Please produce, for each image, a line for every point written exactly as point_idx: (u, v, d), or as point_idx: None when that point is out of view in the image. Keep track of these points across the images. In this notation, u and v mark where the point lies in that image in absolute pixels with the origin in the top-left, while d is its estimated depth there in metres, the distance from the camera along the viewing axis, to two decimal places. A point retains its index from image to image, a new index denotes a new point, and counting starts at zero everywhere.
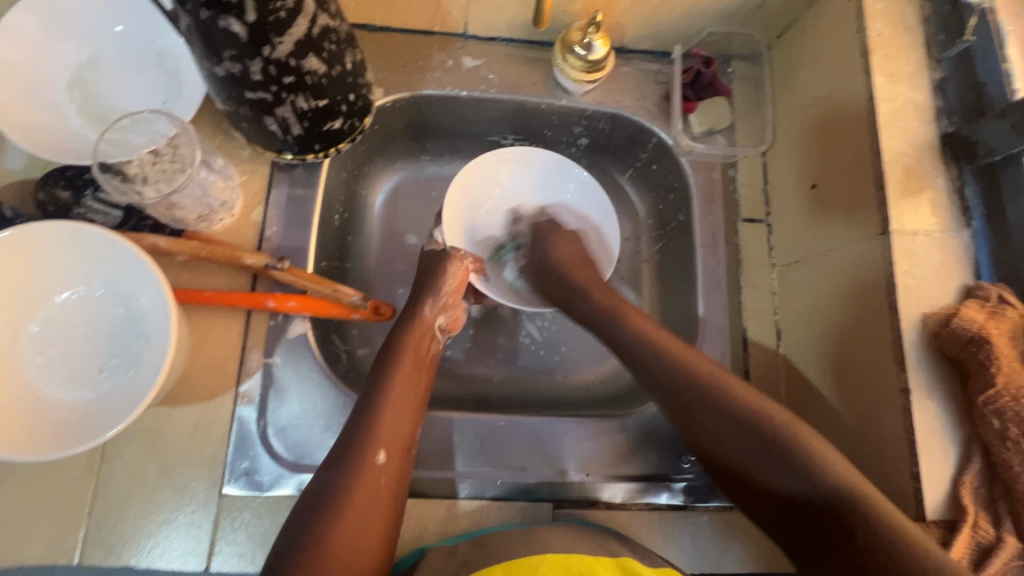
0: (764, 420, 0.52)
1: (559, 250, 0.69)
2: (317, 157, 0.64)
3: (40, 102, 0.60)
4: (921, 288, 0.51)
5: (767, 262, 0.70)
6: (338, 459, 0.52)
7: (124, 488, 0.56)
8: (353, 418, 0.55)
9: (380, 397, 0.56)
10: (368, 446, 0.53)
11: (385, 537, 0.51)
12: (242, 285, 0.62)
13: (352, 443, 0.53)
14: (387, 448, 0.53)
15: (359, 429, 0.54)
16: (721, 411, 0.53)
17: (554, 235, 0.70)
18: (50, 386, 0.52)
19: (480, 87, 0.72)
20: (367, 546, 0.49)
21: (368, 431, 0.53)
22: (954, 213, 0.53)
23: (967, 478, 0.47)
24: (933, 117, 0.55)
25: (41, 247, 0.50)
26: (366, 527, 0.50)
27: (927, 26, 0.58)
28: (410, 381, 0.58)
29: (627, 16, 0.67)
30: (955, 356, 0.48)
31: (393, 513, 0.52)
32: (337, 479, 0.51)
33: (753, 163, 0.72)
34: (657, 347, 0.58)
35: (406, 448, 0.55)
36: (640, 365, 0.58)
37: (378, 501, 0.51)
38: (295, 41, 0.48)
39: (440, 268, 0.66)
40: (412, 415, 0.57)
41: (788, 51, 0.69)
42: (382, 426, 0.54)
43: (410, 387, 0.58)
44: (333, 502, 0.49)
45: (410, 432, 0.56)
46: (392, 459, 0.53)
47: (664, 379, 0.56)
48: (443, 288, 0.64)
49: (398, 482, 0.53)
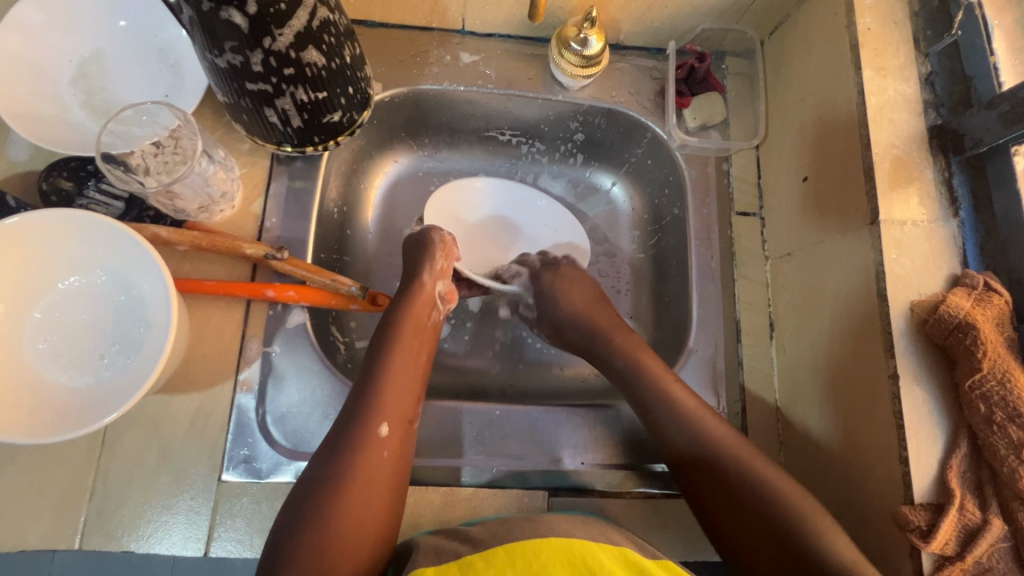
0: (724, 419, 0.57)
1: (572, 299, 0.69)
2: (317, 149, 0.65)
3: (44, 95, 0.61)
4: (910, 276, 0.52)
5: (760, 255, 0.70)
6: (344, 430, 0.53)
7: (124, 475, 0.57)
8: (359, 388, 0.56)
9: (387, 368, 0.57)
10: (370, 419, 0.54)
11: (391, 509, 0.52)
12: (242, 275, 0.63)
13: (357, 413, 0.54)
14: (388, 420, 0.54)
15: (364, 401, 0.55)
16: (705, 436, 0.57)
17: (567, 282, 0.70)
18: (52, 372, 0.53)
19: (477, 82, 0.73)
20: (376, 517, 0.51)
21: (373, 403, 0.55)
22: (941, 204, 0.54)
23: (955, 461, 0.47)
24: (921, 110, 0.56)
25: (44, 234, 0.51)
26: (375, 498, 0.51)
27: (916, 21, 0.59)
28: (410, 350, 0.60)
29: (622, 13, 0.69)
30: (941, 342, 0.49)
31: (399, 486, 0.53)
32: (343, 450, 0.52)
33: (747, 158, 0.74)
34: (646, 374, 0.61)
35: (408, 420, 0.56)
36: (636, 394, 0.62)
37: (383, 472, 0.52)
38: (295, 33, 0.49)
39: (425, 237, 0.66)
40: (415, 385, 0.59)
41: (780, 48, 0.70)
42: (388, 396, 0.56)
43: (413, 357, 0.60)
44: (342, 470, 0.51)
45: (411, 403, 0.57)
46: (395, 430, 0.55)
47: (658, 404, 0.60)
48: (436, 257, 0.65)
49: (402, 453, 0.54)
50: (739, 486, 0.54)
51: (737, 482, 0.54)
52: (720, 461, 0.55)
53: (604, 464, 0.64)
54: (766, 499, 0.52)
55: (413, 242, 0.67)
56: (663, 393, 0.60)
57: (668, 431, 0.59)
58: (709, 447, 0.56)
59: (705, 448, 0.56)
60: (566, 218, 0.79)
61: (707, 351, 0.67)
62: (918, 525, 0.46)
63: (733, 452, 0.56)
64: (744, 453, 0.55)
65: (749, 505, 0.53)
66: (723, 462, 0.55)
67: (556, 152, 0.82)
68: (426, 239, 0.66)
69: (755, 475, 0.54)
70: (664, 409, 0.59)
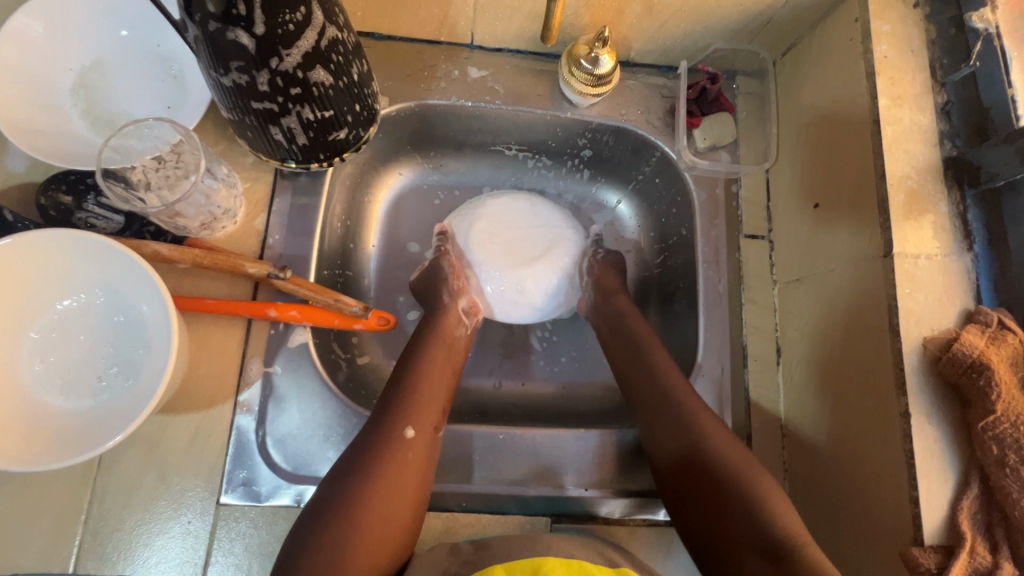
0: (728, 443, 0.56)
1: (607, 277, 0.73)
2: (322, 165, 0.64)
3: (43, 105, 0.59)
4: (922, 311, 0.51)
5: (768, 279, 0.70)
6: (373, 431, 0.55)
7: (121, 497, 0.56)
8: (390, 390, 0.58)
9: (417, 374, 0.60)
10: (398, 420, 0.56)
11: (413, 516, 0.53)
12: (243, 293, 0.62)
13: (386, 412, 0.56)
14: (415, 424, 0.56)
15: (394, 403, 0.57)
16: (718, 463, 0.54)
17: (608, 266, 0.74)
18: (49, 395, 0.52)
19: (485, 98, 0.72)
20: (398, 520, 0.52)
21: (402, 405, 0.57)
22: (955, 237, 0.54)
23: (966, 503, 0.47)
24: (937, 141, 0.56)
25: (43, 254, 0.50)
26: (400, 499, 0.52)
27: (933, 49, 0.58)
28: (438, 362, 0.62)
29: (633, 31, 0.68)
30: (954, 381, 0.49)
31: (422, 494, 0.54)
32: (371, 448, 0.54)
33: (756, 180, 0.73)
34: (666, 395, 0.60)
35: (434, 428, 0.58)
36: (654, 410, 0.60)
37: (407, 477, 0.53)
38: (303, 53, 0.48)
39: (434, 265, 0.71)
40: (442, 396, 0.60)
41: (792, 69, 0.70)
42: (417, 401, 0.57)
43: (441, 367, 0.62)
44: (369, 466, 0.52)
45: (439, 413, 0.59)
46: (421, 436, 0.56)
47: (670, 423, 0.58)
48: (449, 279, 0.70)
49: (426, 458, 0.56)
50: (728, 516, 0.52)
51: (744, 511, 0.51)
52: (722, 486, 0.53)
53: (609, 489, 0.63)
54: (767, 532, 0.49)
55: (423, 280, 0.71)
56: (679, 414, 0.58)
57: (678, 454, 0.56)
58: (722, 473, 0.54)
59: (713, 471, 0.54)
60: (526, 290, 0.72)
61: (714, 375, 0.66)
62: (928, 568, 0.46)
63: (746, 481, 0.53)
64: (758, 485, 0.52)
65: (749, 538, 0.50)
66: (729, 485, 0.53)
67: (563, 166, 0.81)
68: (436, 269, 0.71)
69: (758, 504, 0.51)
70: (678, 429, 0.57)
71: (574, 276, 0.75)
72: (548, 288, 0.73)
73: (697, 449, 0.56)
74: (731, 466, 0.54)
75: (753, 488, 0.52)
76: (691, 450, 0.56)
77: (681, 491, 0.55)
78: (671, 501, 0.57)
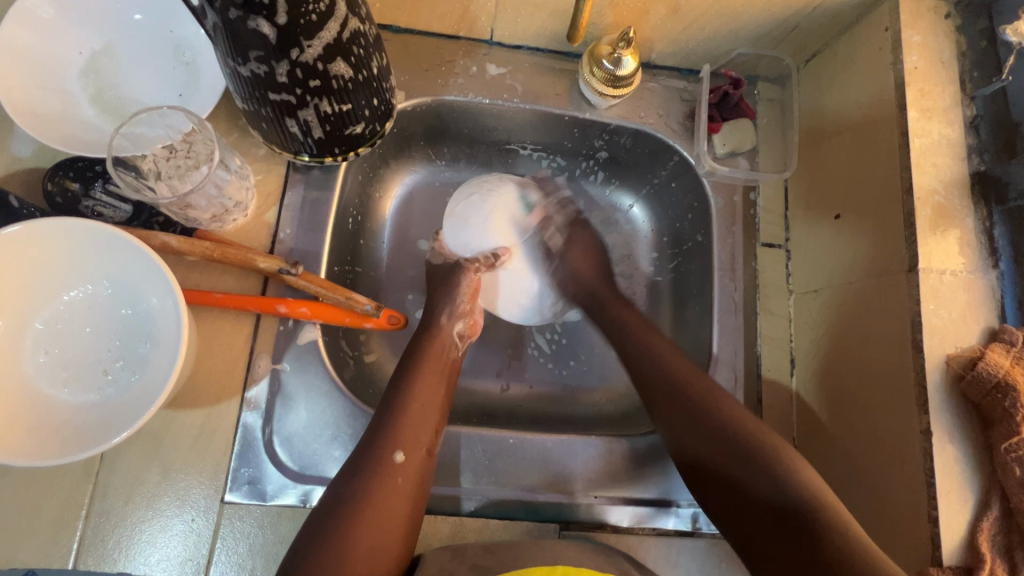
0: (713, 392, 0.58)
1: (583, 262, 0.73)
2: (336, 160, 0.63)
3: (52, 89, 0.58)
4: (946, 328, 0.51)
5: (784, 289, 0.69)
6: (363, 455, 0.53)
7: (123, 493, 0.55)
8: (381, 412, 0.56)
9: (406, 394, 0.57)
10: (388, 444, 0.54)
11: (404, 541, 0.51)
12: (253, 288, 0.61)
13: (376, 434, 0.55)
14: (404, 448, 0.54)
15: (383, 425, 0.55)
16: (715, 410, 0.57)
17: (581, 246, 0.75)
18: (54, 387, 0.50)
19: (503, 95, 0.70)
20: (388, 545, 0.50)
21: (391, 427, 0.55)
22: (981, 253, 0.53)
23: (985, 524, 0.46)
24: (965, 155, 0.55)
25: (51, 243, 0.49)
26: (389, 523, 0.50)
27: (963, 61, 0.57)
28: (429, 381, 0.59)
29: (656, 33, 0.66)
30: (977, 401, 0.48)
31: (414, 518, 0.52)
32: (359, 472, 0.52)
33: (775, 188, 0.71)
34: (681, 388, 0.59)
35: (427, 450, 0.56)
36: (643, 364, 0.62)
37: (397, 502, 0.52)
38: (324, 45, 0.46)
39: (452, 278, 0.69)
40: (435, 416, 0.58)
41: (817, 77, 0.69)
42: (405, 423, 0.55)
43: (433, 385, 0.59)
44: (357, 493, 0.51)
45: (431, 433, 0.57)
46: (411, 458, 0.54)
47: (691, 417, 0.57)
48: (458, 297, 0.68)
49: (418, 481, 0.54)
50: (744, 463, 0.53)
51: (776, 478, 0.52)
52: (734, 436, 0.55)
53: (617, 498, 0.63)
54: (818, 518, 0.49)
55: (436, 275, 0.71)
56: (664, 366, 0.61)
57: (707, 446, 0.55)
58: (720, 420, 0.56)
59: (754, 461, 0.53)
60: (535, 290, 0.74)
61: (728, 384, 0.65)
62: None
63: (781, 460, 0.52)
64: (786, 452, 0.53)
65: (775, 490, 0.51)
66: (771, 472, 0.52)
67: (577, 168, 0.80)
68: (453, 284, 0.68)
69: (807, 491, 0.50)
70: (702, 422, 0.56)
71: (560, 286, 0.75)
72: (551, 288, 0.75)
73: (702, 407, 0.57)
74: (727, 416, 0.56)
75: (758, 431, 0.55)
76: (723, 444, 0.55)
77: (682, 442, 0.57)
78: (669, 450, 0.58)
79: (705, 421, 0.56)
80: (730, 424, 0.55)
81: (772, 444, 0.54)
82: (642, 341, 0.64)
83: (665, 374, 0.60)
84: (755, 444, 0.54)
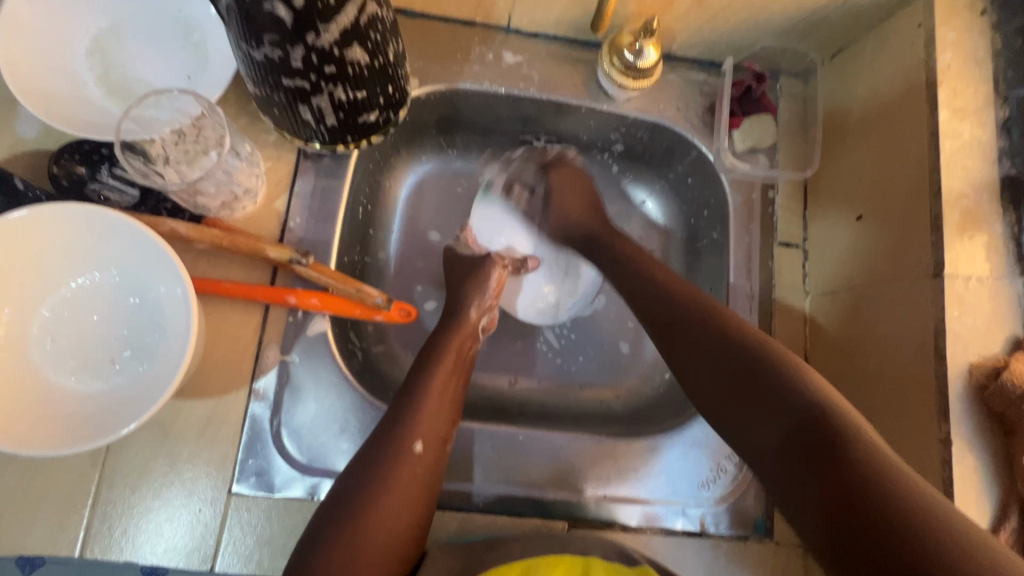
0: (716, 310, 0.54)
1: (570, 201, 0.71)
2: (347, 148, 0.61)
3: (58, 69, 0.56)
4: (969, 336, 0.50)
5: (800, 289, 0.67)
6: (379, 442, 0.52)
7: (130, 482, 0.54)
8: (398, 400, 0.55)
9: (425, 385, 0.56)
10: (406, 433, 0.52)
11: (414, 532, 0.50)
12: (262, 278, 0.60)
13: (393, 423, 0.53)
14: (423, 438, 0.53)
15: (402, 413, 0.54)
16: (724, 327, 0.52)
17: (562, 184, 0.72)
18: (60, 375, 0.50)
19: (520, 85, 0.69)
20: (400, 534, 0.49)
21: (409, 417, 0.53)
22: (1007, 260, 0.52)
23: (1003, 535, 0.47)
24: (995, 158, 0.53)
25: (58, 229, 0.48)
26: (402, 510, 0.50)
27: (997, 61, 0.55)
28: (450, 373, 0.58)
29: (679, 23, 0.64)
30: (999, 411, 0.48)
31: (425, 510, 0.52)
32: (376, 459, 0.51)
33: (795, 186, 0.70)
34: (680, 313, 0.54)
35: (442, 441, 0.55)
36: (640, 293, 0.58)
37: (411, 490, 0.51)
38: (341, 29, 0.45)
39: (481, 271, 0.67)
40: (451, 406, 0.57)
41: (842, 73, 0.67)
42: (424, 413, 0.54)
43: (452, 377, 0.58)
44: (374, 480, 0.49)
45: (447, 425, 0.56)
46: (428, 449, 0.53)
47: (694, 339, 0.52)
48: (487, 291, 0.65)
49: (432, 472, 0.53)
50: (753, 380, 0.47)
51: (785, 394, 0.45)
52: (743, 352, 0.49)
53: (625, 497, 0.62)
54: (821, 423, 0.42)
55: (456, 265, 0.69)
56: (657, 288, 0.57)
57: (705, 354, 0.51)
58: (727, 337, 0.51)
59: (757, 387, 0.47)
60: (556, 296, 0.75)
61: None
62: None
63: (788, 372, 0.46)
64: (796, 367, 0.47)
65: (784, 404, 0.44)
66: (775, 389, 0.46)
67: (591, 160, 0.78)
68: (480, 273, 0.66)
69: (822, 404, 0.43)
70: (708, 349, 0.51)
71: (566, 272, 0.75)
72: (571, 302, 0.75)
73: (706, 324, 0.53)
74: (735, 332, 0.51)
75: (772, 348, 0.49)
76: (727, 364, 0.49)
77: (689, 362, 0.52)
78: (677, 372, 0.53)
79: (709, 345, 0.51)
80: (732, 342, 0.50)
81: (782, 358, 0.48)
82: (647, 272, 0.59)
83: (662, 292, 0.57)
84: (757, 356, 0.48)
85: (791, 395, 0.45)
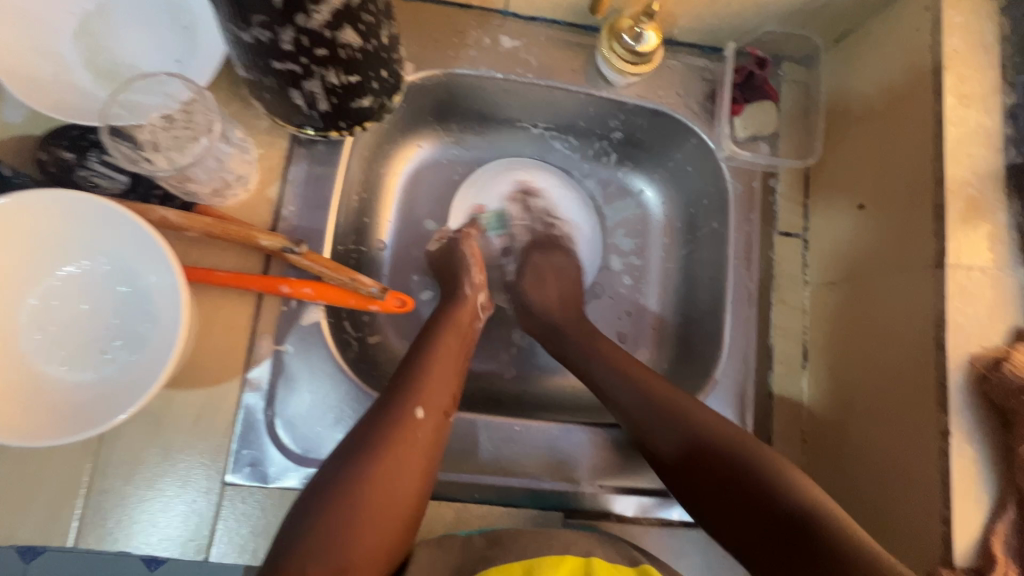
0: (687, 406, 0.56)
1: (546, 290, 0.70)
2: (341, 134, 0.60)
3: (45, 53, 0.55)
4: (970, 328, 0.49)
5: (800, 280, 0.67)
6: (381, 407, 0.52)
7: (123, 473, 0.54)
8: (402, 370, 0.56)
9: (428, 355, 0.57)
10: (410, 397, 0.53)
11: (415, 500, 0.50)
12: (254, 267, 0.59)
13: (395, 391, 0.53)
14: (425, 405, 0.53)
15: (405, 380, 0.54)
16: (700, 424, 0.54)
17: (541, 273, 0.71)
18: (50, 364, 0.49)
19: (517, 70, 0.67)
20: (402, 499, 0.49)
21: (412, 385, 0.54)
22: (1011, 250, 0.51)
23: (1000, 527, 0.46)
24: (1001, 146, 0.52)
25: (45, 216, 0.47)
26: (404, 477, 0.50)
27: (1005, 46, 0.54)
28: (453, 347, 0.59)
29: (681, 7, 0.63)
30: (1000, 403, 0.47)
31: (427, 478, 0.51)
32: (377, 424, 0.51)
33: (795, 175, 0.69)
34: (654, 407, 0.57)
35: (444, 412, 0.55)
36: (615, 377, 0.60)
37: (413, 456, 0.51)
38: (332, 11, 0.43)
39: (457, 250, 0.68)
40: (454, 377, 0.57)
41: (845, 60, 0.66)
42: (426, 382, 0.55)
43: (455, 350, 0.59)
44: (374, 440, 0.50)
45: (450, 394, 0.56)
46: (431, 416, 0.53)
47: (670, 439, 0.55)
48: (472, 270, 0.66)
49: (435, 440, 0.53)
50: (733, 481, 0.51)
51: (773, 500, 0.49)
52: (720, 450, 0.53)
53: (621, 487, 0.62)
54: (808, 527, 0.47)
55: (451, 254, 0.68)
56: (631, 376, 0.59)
57: (686, 450, 0.54)
58: (706, 437, 0.54)
59: (740, 486, 0.51)
60: None
61: (739, 375, 0.64)
62: None
63: (770, 471, 0.51)
64: (770, 464, 0.51)
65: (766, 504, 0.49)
66: (756, 493, 0.50)
67: (589, 149, 0.77)
68: (458, 256, 0.67)
69: (805, 505, 0.48)
70: (687, 445, 0.54)
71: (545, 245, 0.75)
72: None
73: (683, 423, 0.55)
74: (707, 428, 0.54)
75: (745, 448, 0.52)
76: (708, 460, 0.53)
77: (670, 458, 0.55)
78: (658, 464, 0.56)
79: (687, 442, 0.54)
80: (709, 439, 0.54)
81: (757, 455, 0.52)
82: (619, 356, 0.62)
83: (632, 386, 0.59)
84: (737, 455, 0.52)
85: (775, 500, 0.49)
